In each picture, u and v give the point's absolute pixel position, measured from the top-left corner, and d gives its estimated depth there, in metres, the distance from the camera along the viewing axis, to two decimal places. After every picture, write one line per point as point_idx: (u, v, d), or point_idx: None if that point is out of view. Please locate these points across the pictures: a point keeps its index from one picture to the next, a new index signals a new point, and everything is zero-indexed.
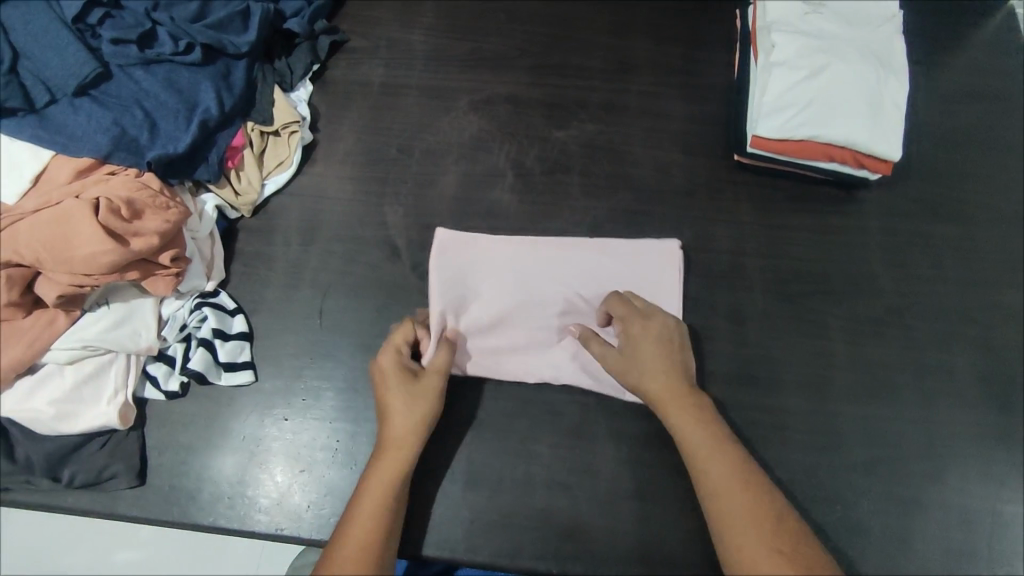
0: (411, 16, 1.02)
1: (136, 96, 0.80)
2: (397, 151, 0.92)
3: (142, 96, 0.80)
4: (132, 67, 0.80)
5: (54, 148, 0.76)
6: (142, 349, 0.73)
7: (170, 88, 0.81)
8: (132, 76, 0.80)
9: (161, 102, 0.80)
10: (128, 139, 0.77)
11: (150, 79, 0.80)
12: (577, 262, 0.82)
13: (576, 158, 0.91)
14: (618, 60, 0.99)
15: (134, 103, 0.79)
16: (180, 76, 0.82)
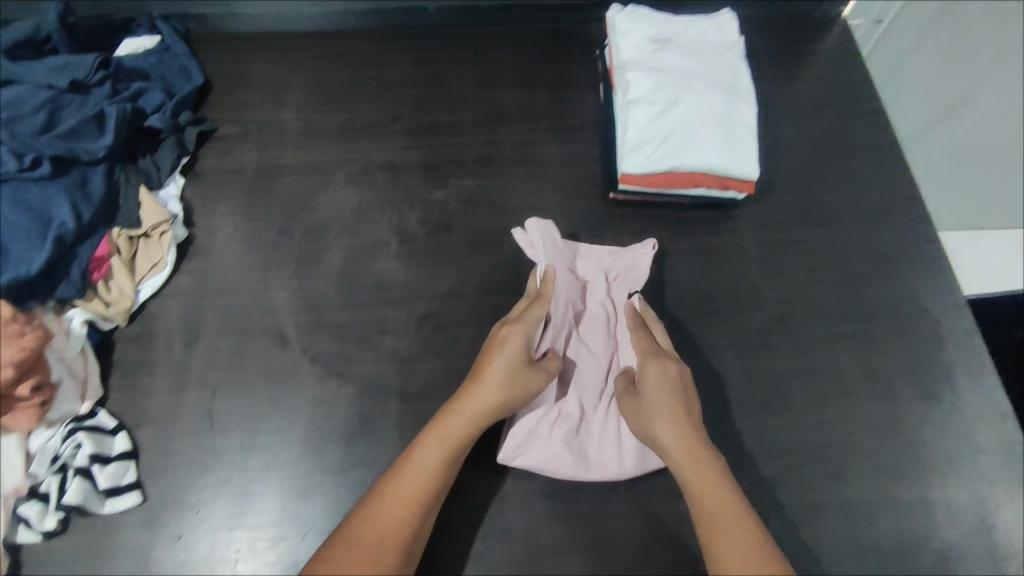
0: (279, 96, 1.02)
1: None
2: (277, 234, 0.90)
3: None
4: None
5: None
6: (9, 491, 0.69)
7: (20, 207, 0.77)
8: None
9: (12, 223, 0.76)
10: None
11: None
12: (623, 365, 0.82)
13: (458, 216, 0.92)
14: (491, 113, 1.01)
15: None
16: (30, 193, 0.79)
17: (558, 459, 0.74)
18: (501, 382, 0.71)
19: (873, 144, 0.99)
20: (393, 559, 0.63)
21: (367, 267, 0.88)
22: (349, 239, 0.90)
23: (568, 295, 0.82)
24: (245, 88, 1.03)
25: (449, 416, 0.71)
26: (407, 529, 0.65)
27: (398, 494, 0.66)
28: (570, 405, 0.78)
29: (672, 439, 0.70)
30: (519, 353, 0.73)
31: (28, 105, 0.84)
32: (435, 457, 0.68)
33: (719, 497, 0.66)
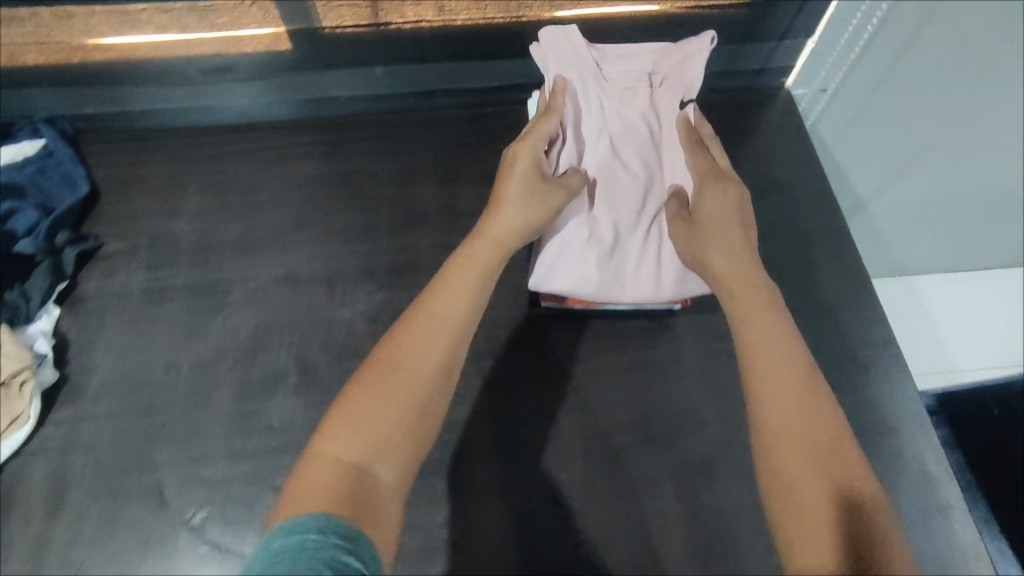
0: (174, 203, 0.93)
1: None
2: (161, 370, 0.81)
3: None
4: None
5: None
6: None
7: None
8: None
9: None
10: None
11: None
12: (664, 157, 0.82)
13: (365, 338, 0.83)
14: (407, 211, 0.93)
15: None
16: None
17: (592, 265, 0.77)
18: (517, 202, 0.73)
19: (822, 231, 0.92)
20: (428, 372, 0.63)
21: (262, 406, 0.78)
22: (243, 372, 0.80)
23: (604, 128, 0.82)
24: (136, 195, 0.94)
25: (475, 249, 0.72)
26: (446, 355, 0.64)
27: (430, 316, 0.66)
28: (601, 215, 0.79)
29: (732, 285, 0.71)
30: (532, 182, 0.74)
31: None
32: (465, 308, 0.67)
33: (772, 344, 0.66)
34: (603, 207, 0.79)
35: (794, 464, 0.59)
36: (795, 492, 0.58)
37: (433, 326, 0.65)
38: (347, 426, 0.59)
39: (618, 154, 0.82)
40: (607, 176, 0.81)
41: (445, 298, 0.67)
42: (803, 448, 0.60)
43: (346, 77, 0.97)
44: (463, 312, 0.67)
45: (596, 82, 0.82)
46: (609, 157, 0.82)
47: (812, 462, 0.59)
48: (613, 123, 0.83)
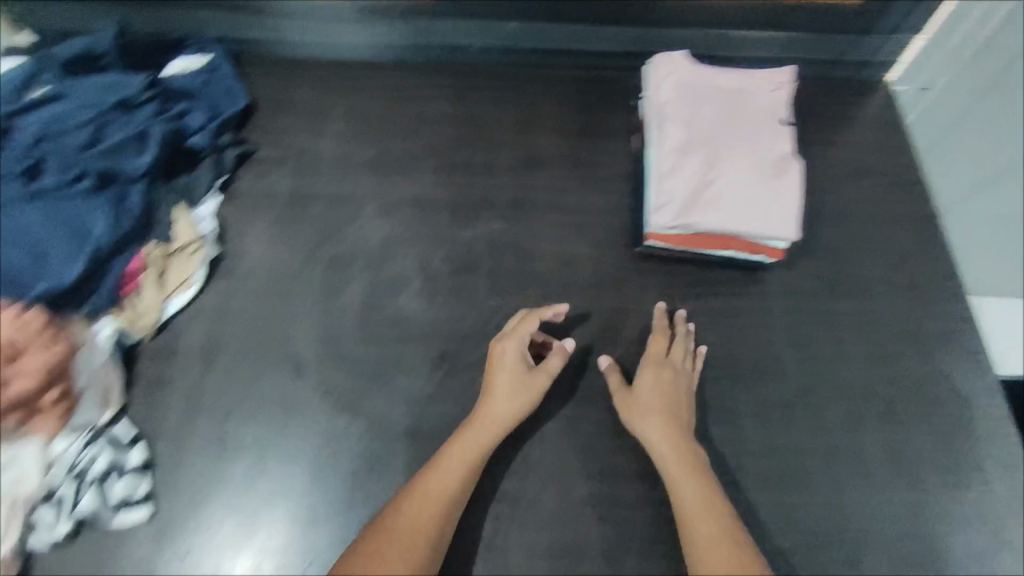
0: (320, 124, 1.04)
1: (25, 233, 0.78)
2: (302, 261, 0.90)
3: (28, 229, 0.78)
4: (16, 200, 0.79)
5: None
6: (25, 495, 0.72)
7: (57, 219, 0.79)
8: (19, 208, 0.78)
9: (48, 232, 0.78)
10: (9, 277, 0.77)
11: (33, 213, 0.78)
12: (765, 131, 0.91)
13: (483, 257, 0.92)
14: (525, 155, 1.02)
15: (21, 240, 0.77)
16: (65, 208, 0.80)
17: (702, 211, 0.86)
18: (508, 393, 0.76)
19: (912, 216, 0.97)
20: (416, 544, 0.68)
21: (389, 302, 0.87)
22: (374, 272, 0.90)
23: (713, 107, 0.92)
24: (286, 114, 1.05)
25: (478, 429, 0.75)
26: (433, 527, 0.69)
27: (430, 492, 0.70)
28: (709, 170, 0.88)
29: (665, 446, 0.74)
30: (520, 373, 0.78)
31: (74, 122, 0.86)
32: (456, 481, 0.72)
33: (697, 495, 0.71)
34: (710, 164, 0.88)
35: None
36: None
37: (424, 495, 0.71)
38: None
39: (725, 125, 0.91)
40: (714, 140, 0.90)
41: (444, 465, 0.72)
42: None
43: (478, 29, 1.07)
44: (455, 488, 0.71)
45: (700, 85, 0.94)
46: (716, 125, 0.91)
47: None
48: (720, 105, 0.92)
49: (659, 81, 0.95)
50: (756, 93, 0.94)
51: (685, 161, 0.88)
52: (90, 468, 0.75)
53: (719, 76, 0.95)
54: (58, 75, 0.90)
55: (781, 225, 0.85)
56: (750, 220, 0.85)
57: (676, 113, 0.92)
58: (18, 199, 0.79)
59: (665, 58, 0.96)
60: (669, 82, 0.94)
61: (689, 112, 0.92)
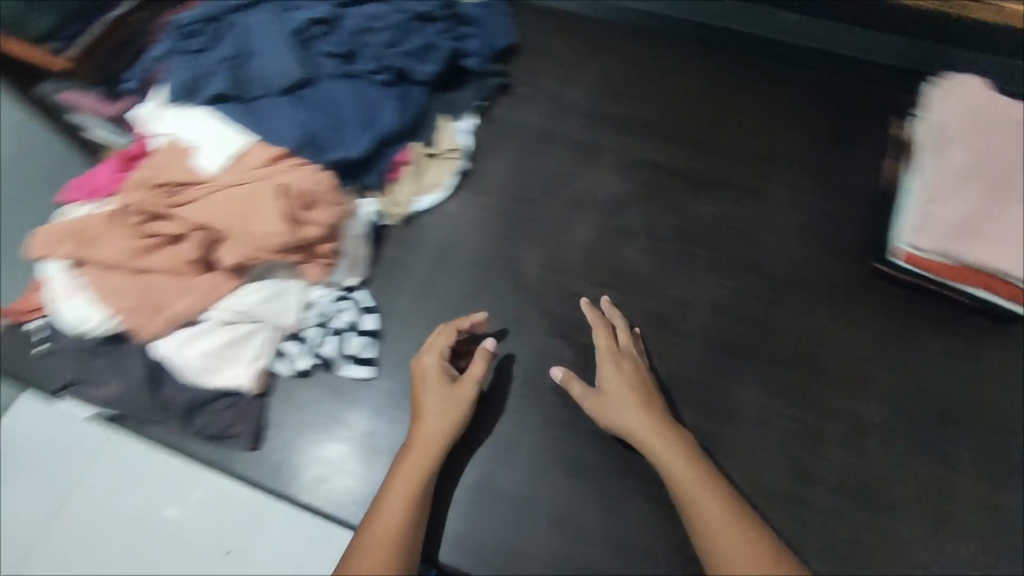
0: (575, 72, 1.08)
1: (332, 105, 0.87)
2: (538, 195, 0.96)
3: (335, 103, 0.88)
4: (333, 75, 0.88)
5: (256, 135, 0.84)
6: (283, 326, 0.80)
7: (359, 101, 0.88)
8: (332, 84, 0.88)
9: (349, 110, 0.87)
10: (315, 139, 0.84)
11: (342, 90, 0.88)
12: None
13: (710, 233, 0.92)
14: (770, 146, 0.99)
15: (327, 109, 0.87)
16: (367, 94, 0.89)
17: (964, 246, 0.81)
18: (442, 405, 0.76)
19: None
20: (401, 521, 0.67)
21: (613, 253, 0.91)
22: (603, 221, 0.94)
23: (1008, 141, 0.83)
24: (545, 57, 1.10)
25: (418, 446, 0.73)
26: (415, 492, 0.69)
27: (406, 468, 0.71)
28: (984, 205, 0.81)
29: (653, 438, 0.72)
30: (465, 385, 0.78)
31: (385, 20, 0.94)
32: (425, 469, 0.71)
33: (698, 481, 0.68)
34: (987, 200, 0.82)
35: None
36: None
37: (404, 475, 0.71)
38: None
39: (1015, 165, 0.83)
40: (999, 177, 0.82)
41: (410, 455, 0.72)
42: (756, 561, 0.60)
43: (749, 15, 1.06)
44: (419, 478, 0.71)
45: (1000, 114, 0.84)
46: (1005, 162, 0.83)
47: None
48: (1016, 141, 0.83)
49: (950, 102, 0.86)
50: None
51: (959, 191, 0.82)
52: (336, 319, 0.83)
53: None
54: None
55: None
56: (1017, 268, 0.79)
57: (963, 140, 0.84)
58: (333, 75, 0.89)
59: (961, 80, 0.87)
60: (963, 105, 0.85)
61: (978, 141, 0.84)
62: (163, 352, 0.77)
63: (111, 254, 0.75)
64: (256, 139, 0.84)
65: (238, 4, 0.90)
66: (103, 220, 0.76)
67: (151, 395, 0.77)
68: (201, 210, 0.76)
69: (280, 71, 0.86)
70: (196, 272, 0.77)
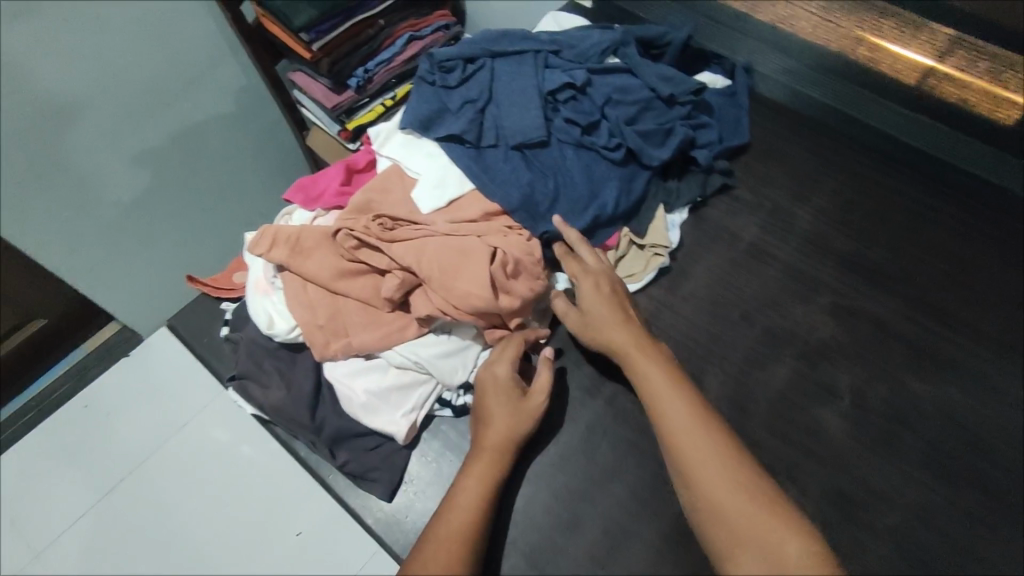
0: (807, 191, 0.98)
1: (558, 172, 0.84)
2: (739, 317, 0.88)
3: (561, 171, 0.85)
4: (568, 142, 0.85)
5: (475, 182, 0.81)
6: (452, 384, 0.77)
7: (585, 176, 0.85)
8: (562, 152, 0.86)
9: (573, 182, 0.84)
10: (533, 203, 0.81)
11: (570, 161, 0.85)
12: None
13: (926, 423, 0.81)
14: (1012, 342, 0.86)
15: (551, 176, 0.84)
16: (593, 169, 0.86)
17: None
18: (509, 420, 0.73)
19: None
20: (468, 534, 0.67)
21: (808, 408, 0.82)
22: (804, 368, 0.84)
23: None
24: (776, 164, 1.01)
25: (483, 456, 0.72)
26: (483, 510, 0.69)
27: (472, 484, 0.70)
28: None
29: (635, 359, 0.74)
30: (506, 393, 0.74)
31: (633, 96, 0.89)
32: (491, 479, 0.71)
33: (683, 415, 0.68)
34: None
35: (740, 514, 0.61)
36: (760, 537, 0.59)
37: (467, 486, 0.70)
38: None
39: None
40: None
41: (476, 466, 0.71)
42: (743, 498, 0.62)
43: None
44: (483, 496, 0.70)
45: None
46: None
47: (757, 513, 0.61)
48: None
49: None
50: None
51: None
52: None
53: None
54: (635, 46, 0.95)
55: None
56: None
57: None
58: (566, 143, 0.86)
59: None
60: None
61: None
62: (333, 376, 0.77)
63: (318, 271, 0.75)
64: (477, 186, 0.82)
65: (499, 50, 0.90)
66: (321, 234, 0.76)
67: (309, 414, 0.77)
68: (410, 251, 0.74)
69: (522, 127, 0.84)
70: (389, 309, 0.76)
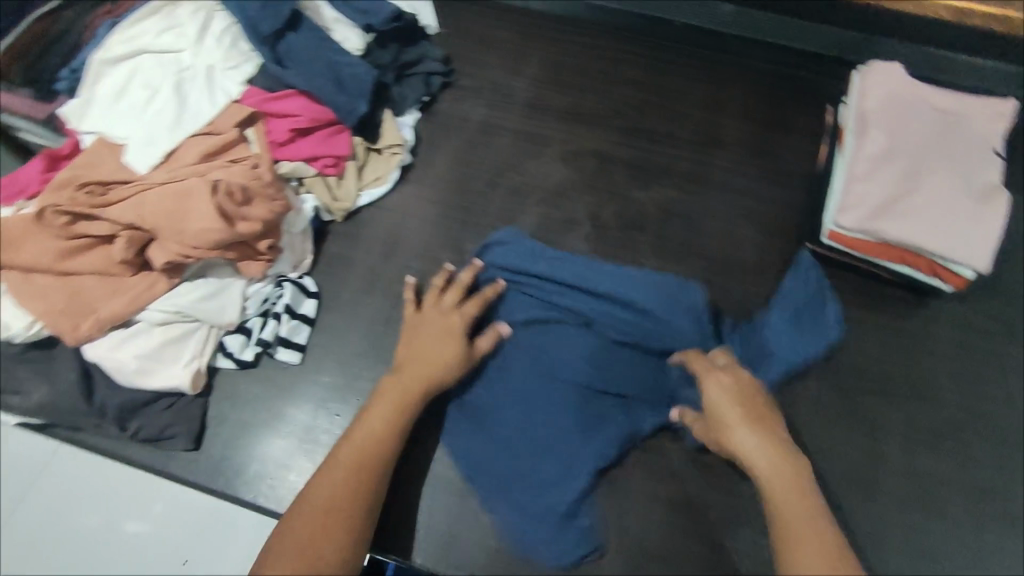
0: (518, 64, 1.08)
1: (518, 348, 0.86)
2: (484, 185, 0.97)
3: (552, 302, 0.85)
4: (298, 85, 0.87)
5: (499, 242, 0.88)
6: (224, 324, 0.79)
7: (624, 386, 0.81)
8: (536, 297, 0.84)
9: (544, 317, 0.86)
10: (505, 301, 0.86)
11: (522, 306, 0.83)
12: (970, 162, 0.87)
13: (651, 220, 0.95)
14: (708, 135, 1.01)
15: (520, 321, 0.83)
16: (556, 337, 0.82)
17: (891, 224, 0.83)
18: (434, 347, 0.76)
19: None
20: (366, 459, 0.68)
21: (557, 239, 0.93)
22: (547, 210, 0.95)
23: (926, 124, 0.89)
24: (489, 50, 1.09)
25: (393, 385, 0.73)
26: (386, 443, 0.70)
27: (374, 418, 0.71)
28: (906, 185, 0.85)
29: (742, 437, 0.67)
30: (439, 334, 0.76)
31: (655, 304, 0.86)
32: (395, 413, 0.71)
33: (786, 475, 0.64)
34: (910, 180, 0.86)
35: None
36: None
37: (372, 421, 0.71)
38: (306, 507, 0.64)
39: (929, 150, 0.87)
40: (925, 163, 0.87)
41: (383, 401, 0.72)
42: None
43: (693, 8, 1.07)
44: (384, 430, 0.71)
45: (918, 104, 0.90)
46: (923, 147, 0.87)
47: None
48: (932, 128, 0.88)
49: (865, 93, 0.91)
50: (970, 117, 0.90)
51: (882, 174, 0.86)
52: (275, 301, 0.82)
53: (938, 97, 0.91)
54: None
55: (975, 253, 0.81)
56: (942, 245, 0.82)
57: (884, 126, 0.88)
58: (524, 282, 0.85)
59: (879, 69, 0.93)
60: (875, 95, 0.90)
61: (899, 123, 0.89)
62: (96, 356, 0.75)
63: (38, 256, 0.73)
64: (189, 135, 0.82)
65: (273, 24, 0.86)
66: (27, 222, 0.73)
67: (84, 400, 0.75)
68: (131, 209, 0.74)
69: (238, 81, 0.86)
70: (133, 272, 0.76)
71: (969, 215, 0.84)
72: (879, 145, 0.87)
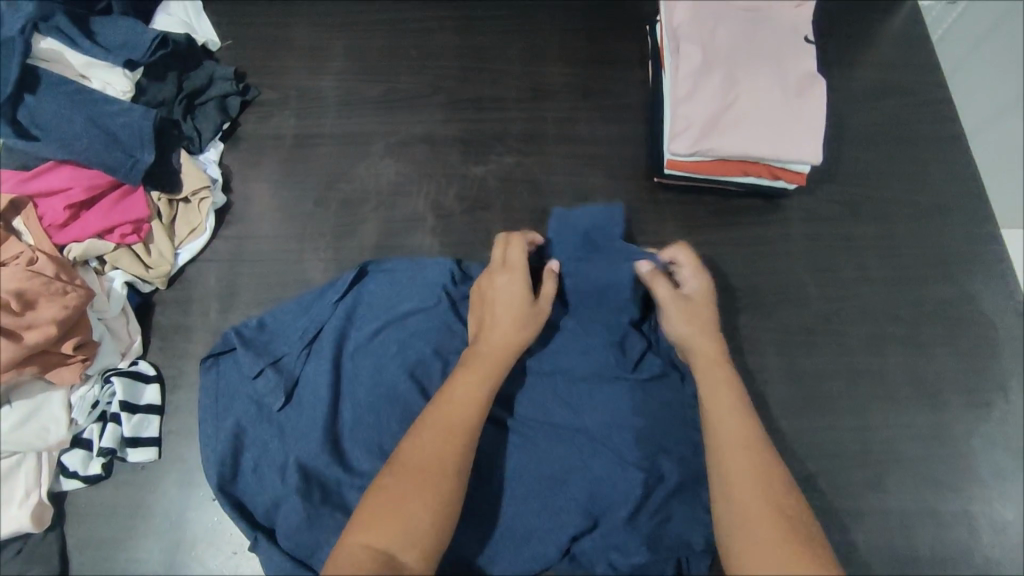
0: (319, 61, 0.98)
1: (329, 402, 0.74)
2: (313, 205, 0.89)
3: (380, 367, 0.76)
4: (55, 155, 0.76)
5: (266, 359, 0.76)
6: (53, 445, 0.69)
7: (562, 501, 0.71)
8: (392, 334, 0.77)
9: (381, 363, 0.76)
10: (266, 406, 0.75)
11: None
12: (787, 53, 0.86)
13: (496, 195, 0.90)
14: (534, 88, 0.96)
15: (327, 371, 0.75)
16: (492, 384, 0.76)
17: (724, 138, 0.82)
18: (504, 316, 0.70)
19: (935, 135, 0.92)
20: (454, 432, 0.61)
21: (404, 243, 0.88)
22: (386, 213, 0.89)
23: (737, 25, 0.87)
24: (284, 53, 0.98)
25: (474, 355, 0.68)
26: (473, 420, 0.62)
27: (459, 388, 0.64)
28: (730, 92, 0.83)
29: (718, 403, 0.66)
30: (510, 305, 0.71)
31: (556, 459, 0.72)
32: (483, 392, 0.64)
33: (743, 451, 0.61)
34: (733, 86, 0.83)
35: (764, 562, 0.53)
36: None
37: (469, 367, 0.66)
38: (405, 475, 0.58)
39: (746, 50, 0.85)
40: (744, 64, 0.84)
41: (467, 372, 0.66)
42: (771, 521, 0.56)
43: None
44: (473, 402, 0.63)
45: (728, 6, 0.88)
46: (739, 49, 0.85)
47: (786, 566, 0.53)
48: (744, 27, 0.87)
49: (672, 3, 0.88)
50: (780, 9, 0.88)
51: (704, 88, 0.83)
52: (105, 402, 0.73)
53: None
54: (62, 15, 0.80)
55: (804, 148, 0.81)
56: (776, 148, 0.81)
57: (698, 37, 0.85)
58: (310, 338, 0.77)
59: None
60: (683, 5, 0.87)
61: (709, 30, 0.86)
62: None
63: None
64: None
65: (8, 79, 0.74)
66: None
67: None
68: None
69: None
70: None
71: (796, 109, 0.83)
72: (697, 57, 0.84)
